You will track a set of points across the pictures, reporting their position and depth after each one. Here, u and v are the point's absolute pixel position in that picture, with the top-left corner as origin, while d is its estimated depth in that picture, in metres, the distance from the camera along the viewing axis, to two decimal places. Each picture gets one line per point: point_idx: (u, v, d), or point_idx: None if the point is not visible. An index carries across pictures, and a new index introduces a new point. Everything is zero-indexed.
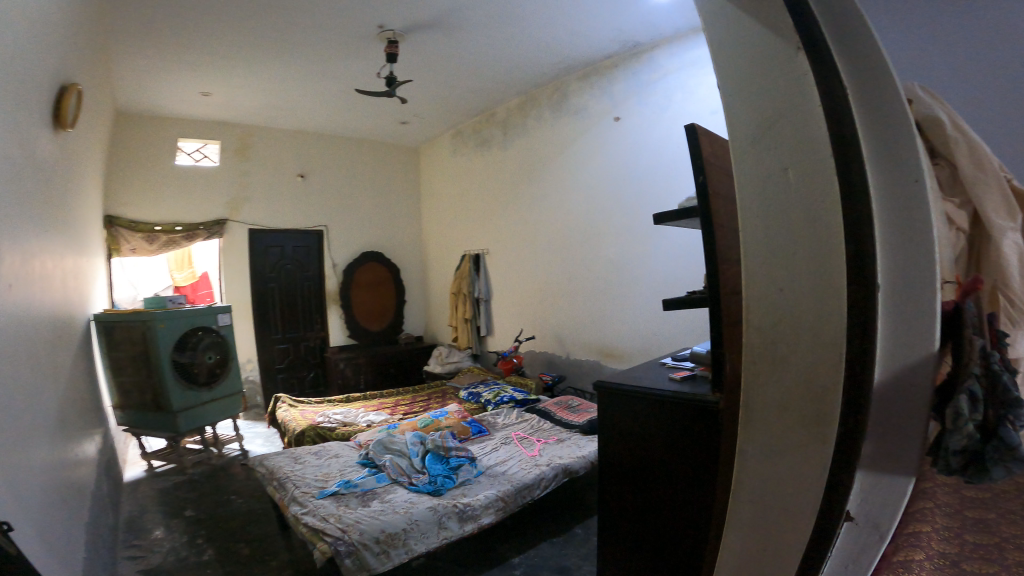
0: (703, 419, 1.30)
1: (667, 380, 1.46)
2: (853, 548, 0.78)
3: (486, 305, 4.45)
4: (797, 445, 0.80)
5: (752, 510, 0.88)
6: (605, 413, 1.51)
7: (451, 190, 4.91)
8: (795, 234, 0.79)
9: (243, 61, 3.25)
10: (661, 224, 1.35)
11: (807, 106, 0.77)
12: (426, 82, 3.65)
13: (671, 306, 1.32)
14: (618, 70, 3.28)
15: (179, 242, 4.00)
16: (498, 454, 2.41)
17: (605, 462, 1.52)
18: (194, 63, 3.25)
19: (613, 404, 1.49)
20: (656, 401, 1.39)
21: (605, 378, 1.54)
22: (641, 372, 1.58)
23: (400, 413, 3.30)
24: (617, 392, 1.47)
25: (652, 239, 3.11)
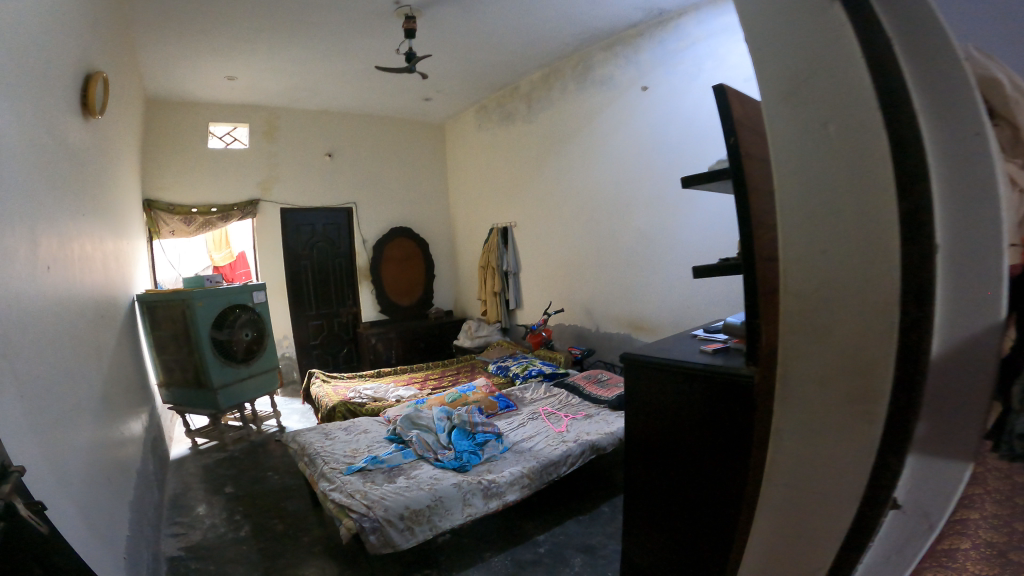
0: (735, 395, 1.22)
1: (697, 353, 1.38)
2: (898, 539, 0.71)
3: (515, 278, 4.39)
4: (837, 428, 0.73)
5: (788, 491, 0.80)
6: (632, 387, 1.45)
7: (478, 164, 4.82)
8: (837, 196, 0.70)
9: (262, 43, 3.21)
10: (691, 187, 1.25)
11: (849, 58, 0.68)
12: (447, 57, 3.54)
13: (702, 275, 1.23)
14: (643, 39, 3.10)
15: (215, 223, 4.07)
16: (524, 430, 2.38)
17: (632, 441, 1.47)
18: (214, 48, 3.22)
19: (640, 377, 1.42)
20: (686, 375, 1.31)
21: (632, 351, 1.47)
22: (669, 345, 1.50)
23: (429, 388, 3.31)
24: (645, 364, 1.40)
25: (684, 210, 2.97)
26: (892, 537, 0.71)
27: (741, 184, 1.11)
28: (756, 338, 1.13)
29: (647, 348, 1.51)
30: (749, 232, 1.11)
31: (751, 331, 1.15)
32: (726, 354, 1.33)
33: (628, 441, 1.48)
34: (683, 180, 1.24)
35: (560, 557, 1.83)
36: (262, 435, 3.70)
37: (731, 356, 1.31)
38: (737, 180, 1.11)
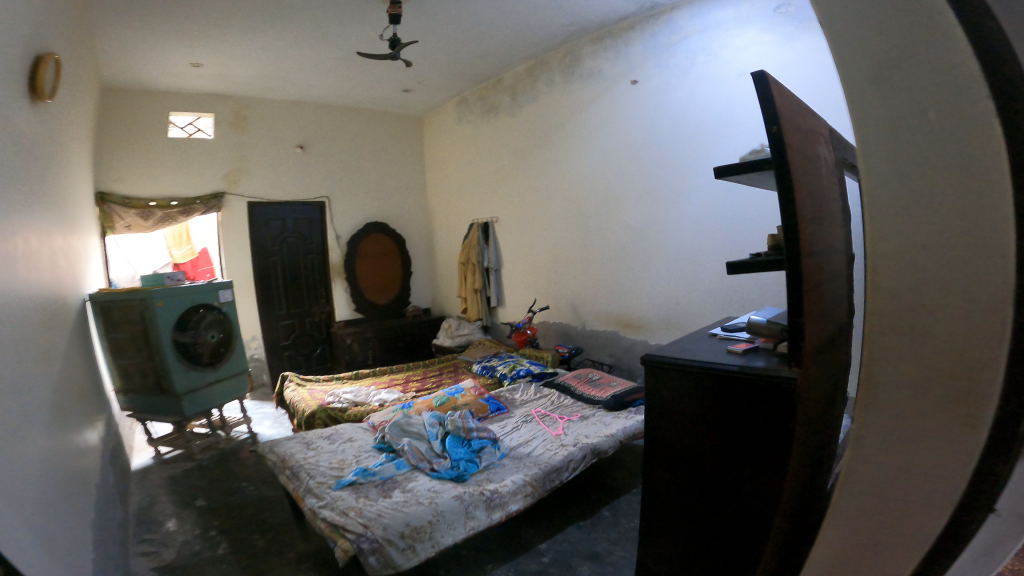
0: (776, 399, 1.15)
1: (724, 355, 1.31)
2: (988, 543, 0.55)
3: (496, 275, 4.29)
4: (926, 412, 0.57)
5: (861, 507, 0.63)
6: (655, 390, 1.36)
7: (457, 158, 4.68)
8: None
9: (234, 28, 3.00)
10: (726, 177, 1.21)
11: None
12: (432, 46, 3.38)
13: (735, 271, 1.20)
14: (635, 31, 3.02)
15: (176, 218, 3.80)
16: (519, 434, 2.28)
17: (654, 446, 1.38)
18: (181, 33, 3.00)
19: (666, 380, 1.33)
20: (720, 378, 1.24)
21: (653, 352, 1.39)
22: (689, 345, 1.43)
23: (413, 391, 3.18)
24: (673, 367, 1.31)
25: (675, 205, 2.93)
26: (984, 541, 0.55)
27: (784, 175, 1.04)
28: (801, 341, 1.07)
29: (666, 348, 1.43)
30: (795, 227, 1.03)
31: (795, 332, 1.08)
32: (755, 356, 1.26)
33: (650, 446, 1.39)
34: (716, 169, 1.18)
35: (566, 567, 1.74)
36: (233, 442, 3.50)
37: (764, 358, 1.25)
38: (780, 169, 1.04)
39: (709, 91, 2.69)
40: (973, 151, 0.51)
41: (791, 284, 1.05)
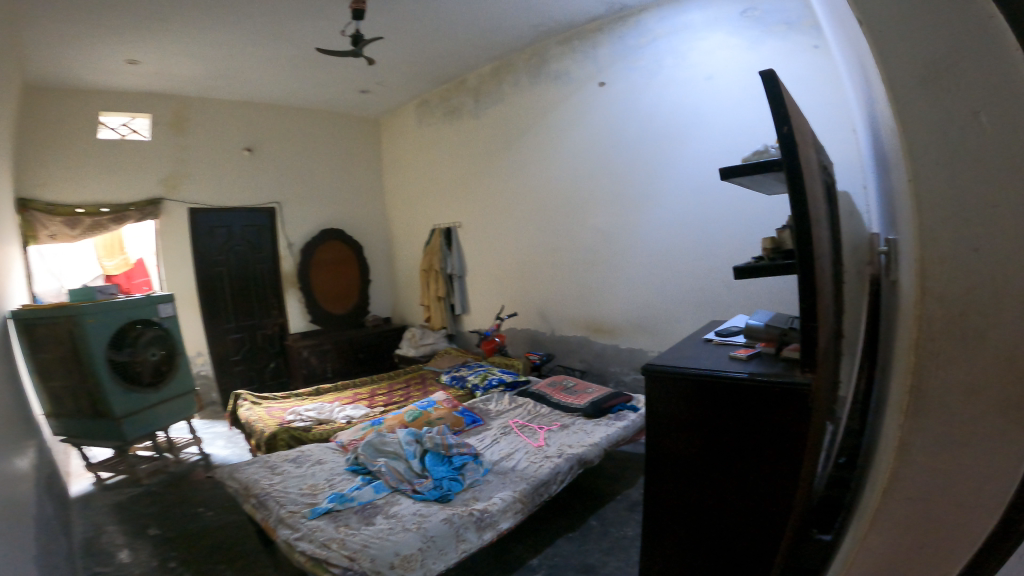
0: (791, 405, 1.11)
1: (727, 361, 1.26)
2: None
3: (460, 281, 4.19)
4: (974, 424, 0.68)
5: (908, 507, 0.74)
6: (657, 401, 1.28)
7: (417, 162, 4.57)
8: (999, 183, 0.63)
9: (181, 23, 2.81)
10: (729, 180, 1.18)
11: (1001, 51, 0.62)
12: (396, 44, 3.26)
13: (743, 276, 1.17)
14: (603, 33, 3.01)
15: (107, 225, 3.42)
16: (500, 447, 2.21)
17: (654, 460, 1.30)
18: (122, 27, 2.78)
19: (669, 390, 1.26)
20: (728, 386, 1.18)
21: (652, 361, 1.31)
22: (686, 353, 1.38)
23: (380, 405, 3.03)
24: (676, 375, 1.24)
25: (644, 208, 2.93)
26: None
27: (795, 176, 1.01)
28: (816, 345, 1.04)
29: (664, 355, 1.37)
30: (809, 229, 1.00)
31: (807, 339, 1.06)
32: (760, 361, 1.23)
33: (651, 460, 1.31)
34: (722, 170, 1.15)
35: None
36: (182, 465, 3.25)
37: (769, 363, 1.21)
38: (791, 170, 1.01)
39: (677, 94, 2.72)
40: (1012, 203, 0.62)
41: (803, 288, 1.02)
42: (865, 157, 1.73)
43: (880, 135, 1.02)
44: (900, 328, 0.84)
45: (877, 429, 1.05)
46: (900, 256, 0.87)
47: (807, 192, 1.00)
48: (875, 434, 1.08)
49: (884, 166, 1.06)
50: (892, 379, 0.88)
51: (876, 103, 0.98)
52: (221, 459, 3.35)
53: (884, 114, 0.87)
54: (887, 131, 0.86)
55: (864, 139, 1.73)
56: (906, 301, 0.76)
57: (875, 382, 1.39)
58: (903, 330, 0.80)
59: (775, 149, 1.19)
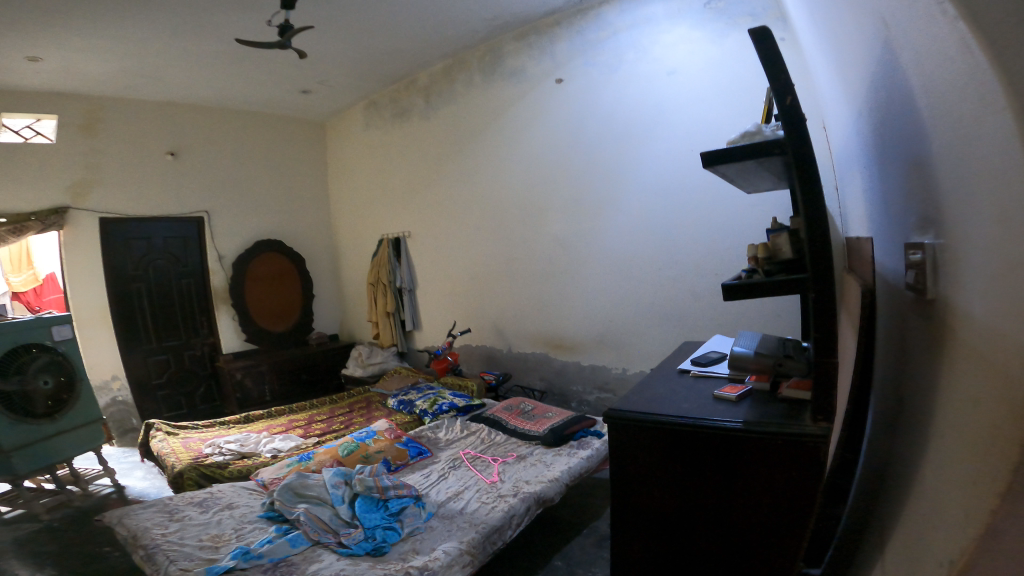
0: (794, 462, 0.86)
1: (711, 403, 1.00)
2: None
3: (410, 295, 3.91)
4: None
5: None
6: (623, 456, 1.01)
7: (364, 168, 4.27)
8: None
9: (83, 16, 2.49)
10: (712, 169, 0.94)
11: None
12: (333, 40, 2.98)
13: (734, 297, 0.90)
14: (562, 28, 2.81)
15: (6, 238, 2.86)
16: (447, 485, 1.92)
17: (622, 527, 1.03)
18: (12, 21, 2.43)
19: (637, 443, 0.99)
20: (712, 438, 0.92)
21: (616, 405, 1.03)
22: (658, 390, 1.11)
23: (314, 436, 2.70)
24: (644, 425, 0.97)
25: (604, 212, 2.74)
26: None
27: (806, 158, 0.78)
28: (832, 388, 0.80)
29: (631, 395, 1.10)
30: (826, 227, 0.76)
31: (819, 373, 0.81)
32: (753, 401, 0.97)
33: (618, 527, 1.04)
34: (704, 156, 0.92)
35: None
36: (91, 499, 2.75)
37: (763, 406, 0.96)
38: (797, 152, 0.78)
39: (639, 91, 2.54)
40: None
41: (814, 308, 0.78)
42: (845, 153, 1.56)
43: (907, 109, 0.81)
44: (972, 347, 0.62)
45: (910, 470, 0.83)
46: (962, 254, 0.65)
47: (821, 180, 0.77)
48: (902, 475, 0.86)
49: (910, 149, 0.85)
50: (954, 422, 0.66)
51: (908, 63, 0.77)
52: (137, 492, 2.83)
53: (941, 69, 0.65)
54: (948, 89, 0.64)
55: (842, 133, 1.57)
56: (1010, 306, 0.53)
57: (873, 407, 1.20)
58: (988, 350, 0.57)
59: (771, 129, 0.91)
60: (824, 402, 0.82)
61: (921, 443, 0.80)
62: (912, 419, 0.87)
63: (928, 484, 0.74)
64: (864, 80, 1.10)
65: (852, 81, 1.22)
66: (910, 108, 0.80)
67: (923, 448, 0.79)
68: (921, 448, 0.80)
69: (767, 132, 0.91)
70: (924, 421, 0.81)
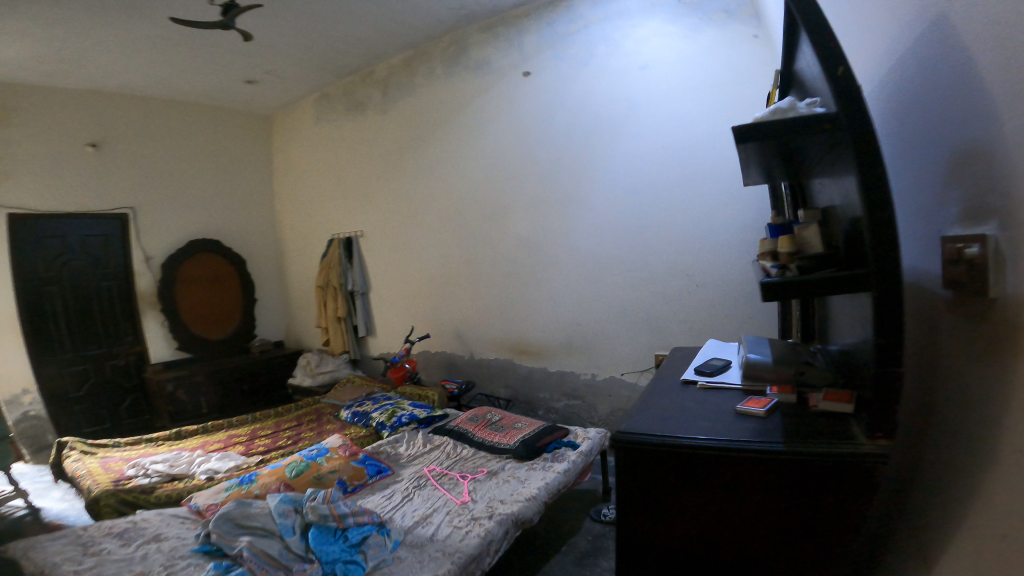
0: (843, 484, 0.74)
1: (734, 418, 0.87)
2: None
3: (363, 299, 3.68)
4: None
5: None
6: (634, 489, 0.85)
7: (314, 164, 4.00)
8: None
9: None
10: (742, 141, 0.81)
11: None
12: (283, 27, 2.74)
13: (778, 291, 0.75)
14: (531, 19, 2.68)
15: None
16: (412, 508, 1.74)
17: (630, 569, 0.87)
18: None
19: (649, 473, 0.84)
20: (743, 462, 0.79)
21: (621, 429, 0.88)
22: (665, 405, 0.98)
23: (257, 454, 2.45)
24: (659, 452, 0.83)
25: (573, 211, 2.63)
26: None
27: (868, 136, 0.66)
28: (895, 401, 0.69)
29: (636, 413, 0.96)
30: (892, 220, 0.65)
31: (879, 383, 0.70)
32: (783, 414, 0.86)
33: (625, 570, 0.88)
34: (738, 126, 0.78)
35: None
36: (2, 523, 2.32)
37: (793, 419, 0.85)
38: (858, 132, 0.66)
39: (609, 86, 2.45)
40: None
41: (876, 313, 0.68)
42: None
43: (972, 86, 0.72)
44: None
45: (967, 489, 0.74)
46: None
47: (885, 167, 0.66)
48: (953, 496, 0.78)
49: (965, 133, 0.76)
50: None
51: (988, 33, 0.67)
52: (56, 514, 2.40)
53: None
54: None
55: None
56: None
57: None
58: None
59: (807, 105, 0.78)
60: (882, 417, 0.71)
61: (986, 462, 0.71)
62: (962, 431, 0.78)
63: (1009, 510, 0.65)
64: (880, 65, 1.02)
65: (862, 68, 1.15)
66: (976, 83, 0.70)
67: (988, 466, 0.70)
68: (984, 464, 0.71)
69: (801, 108, 0.79)
70: (983, 437, 0.72)
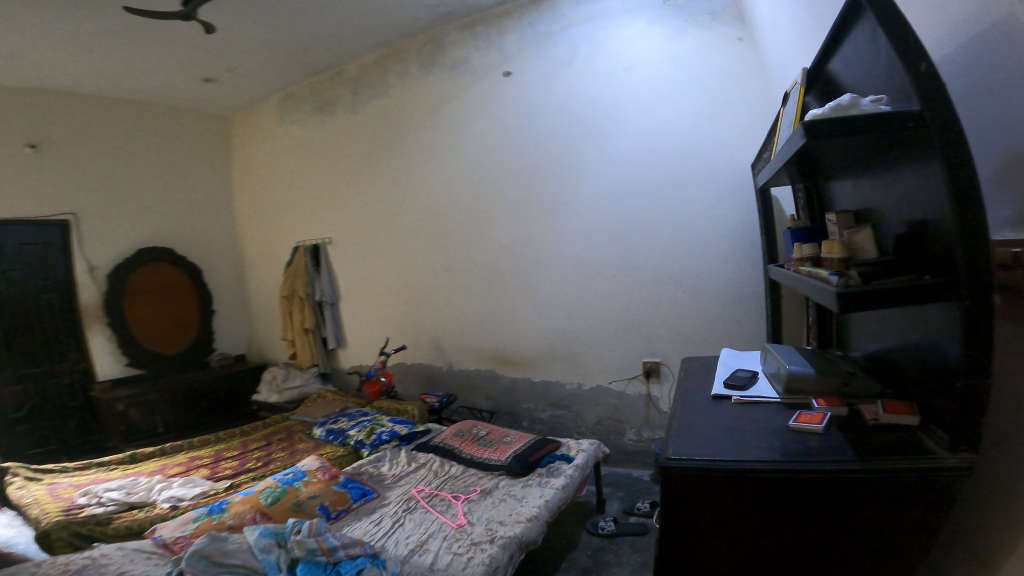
0: (920, 501, 0.70)
1: (789, 436, 0.82)
2: None
3: (332, 309, 3.51)
4: None
5: None
6: (681, 512, 0.80)
7: (277, 167, 3.80)
8: None
9: None
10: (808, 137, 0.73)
11: None
12: (248, 21, 2.58)
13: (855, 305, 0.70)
14: (512, 19, 2.61)
15: None
16: (405, 534, 1.63)
17: None
18: None
19: (703, 498, 0.78)
20: (808, 481, 0.73)
21: (668, 452, 0.82)
22: (706, 425, 0.92)
23: (226, 478, 2.27)
24: (713, 475, 0.77)
25: (555, 216, 2.57)
26: None
27: (956, 134, 0.62)
28: (980, 413, 0.65)
29: (678, 433, 0.89)
30: (982, 227, 0.62)
31: (964, 394, 0.65)
32: (841, 428, 0.81)
33: None
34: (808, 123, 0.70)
35: None
36: None
37: (852, 433, 0.80)
38: (945, 130, 0.62)
39: (593, 86, 2.41)
40: None
41: (965, 322, 0.63)
42: None
43: None
44: None
45: None
46: None
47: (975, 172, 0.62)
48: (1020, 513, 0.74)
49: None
50: None
51: None
52: None
53: None
54: None
55: None
56: None
57: None
58: None
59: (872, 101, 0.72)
60: (965, 429, 0.67)
61: None
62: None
63: None
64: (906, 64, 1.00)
65: None
66: None
67: None
68: None
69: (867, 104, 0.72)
70: None
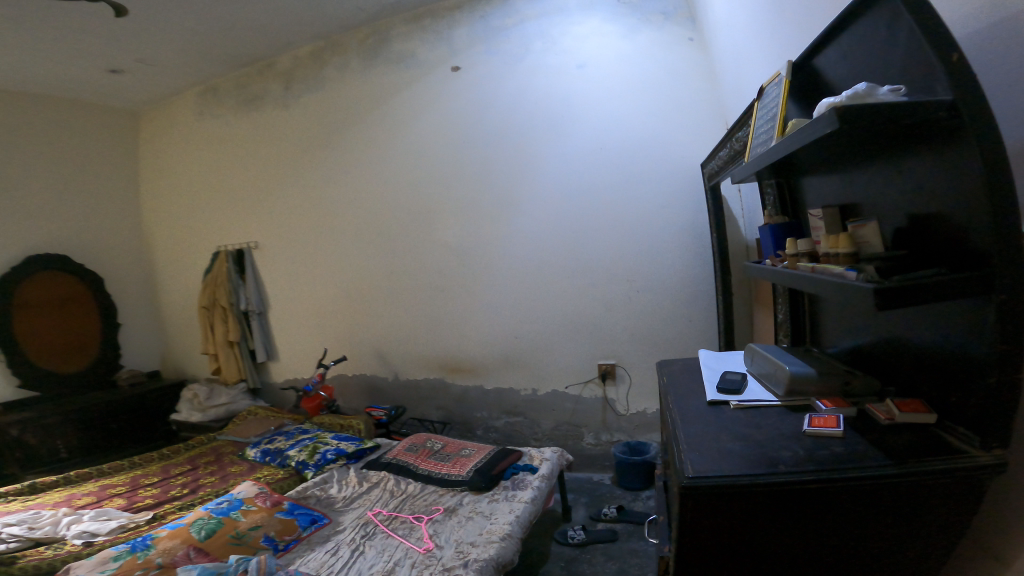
0: (948, 501, 0.69)
1: (809, 441, 0.79)
2: None
3: (260, 319, 3.24)
4: None
5: None
6: (704, 528, 0.75)
7: (195, 165, 3.47)
8: None
9: None
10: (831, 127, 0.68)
11: None
12: (167, 6, 2.32)
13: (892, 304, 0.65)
14: (462, 12, 2.52)
15: None
16: (368, 564, 1.49)
17: None
18: None
19: (725, 513, 0.74)
20: (840, 490, 0.70)
21: (686, 466, 0.77)
22: (716, 432, 0.88)
23: (148, 507, 2.01)
24: (738, 490, 0.72)
25: (506, 217, 2.50)
26: None
27: (988, 129, 0.61)
28: (1010, 411, 0.65)
29: (691, 444, 0.85)
30: (1014, 224, 0.61)
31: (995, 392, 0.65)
32: (857, 430, 0.80)
33: None
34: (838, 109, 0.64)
35: None
36: None
37: (868, 434, 0.79)
38: (979, 125, 0.61)
39: (546, 83, 2.36)
40: None
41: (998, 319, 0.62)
42: None
43: None
44: None
45: None
46: None
47: (1011, 171, 0.61)
48: None
49: None
50: None
51: None
52: None
53: None
54: None
55: None
56: None
57: None
58: None
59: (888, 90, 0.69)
60: (993, 426, 0.66)
61: None
62: None
63: None
64: None
65: None
66: None
67: None
68: None
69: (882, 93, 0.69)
70: None
